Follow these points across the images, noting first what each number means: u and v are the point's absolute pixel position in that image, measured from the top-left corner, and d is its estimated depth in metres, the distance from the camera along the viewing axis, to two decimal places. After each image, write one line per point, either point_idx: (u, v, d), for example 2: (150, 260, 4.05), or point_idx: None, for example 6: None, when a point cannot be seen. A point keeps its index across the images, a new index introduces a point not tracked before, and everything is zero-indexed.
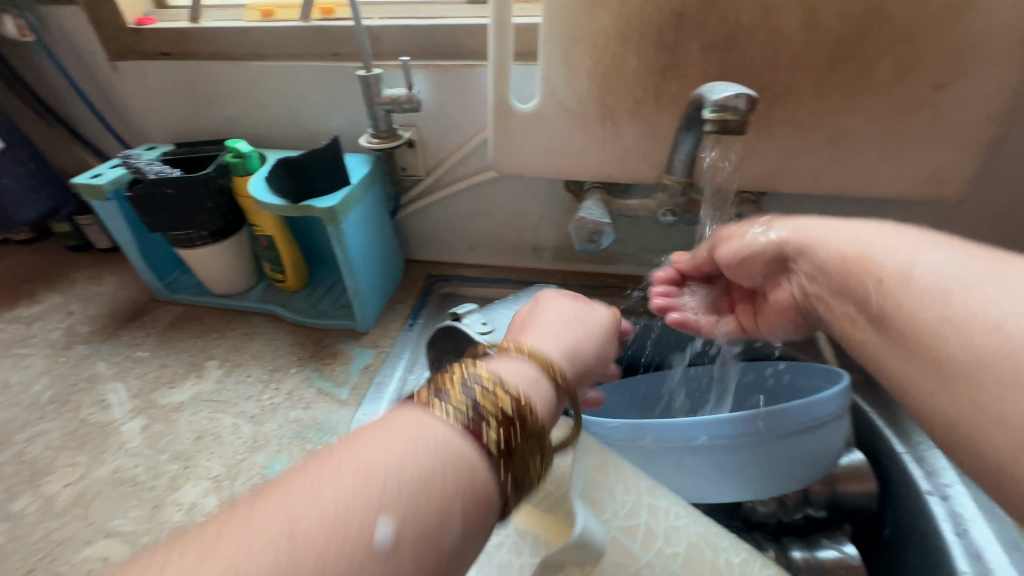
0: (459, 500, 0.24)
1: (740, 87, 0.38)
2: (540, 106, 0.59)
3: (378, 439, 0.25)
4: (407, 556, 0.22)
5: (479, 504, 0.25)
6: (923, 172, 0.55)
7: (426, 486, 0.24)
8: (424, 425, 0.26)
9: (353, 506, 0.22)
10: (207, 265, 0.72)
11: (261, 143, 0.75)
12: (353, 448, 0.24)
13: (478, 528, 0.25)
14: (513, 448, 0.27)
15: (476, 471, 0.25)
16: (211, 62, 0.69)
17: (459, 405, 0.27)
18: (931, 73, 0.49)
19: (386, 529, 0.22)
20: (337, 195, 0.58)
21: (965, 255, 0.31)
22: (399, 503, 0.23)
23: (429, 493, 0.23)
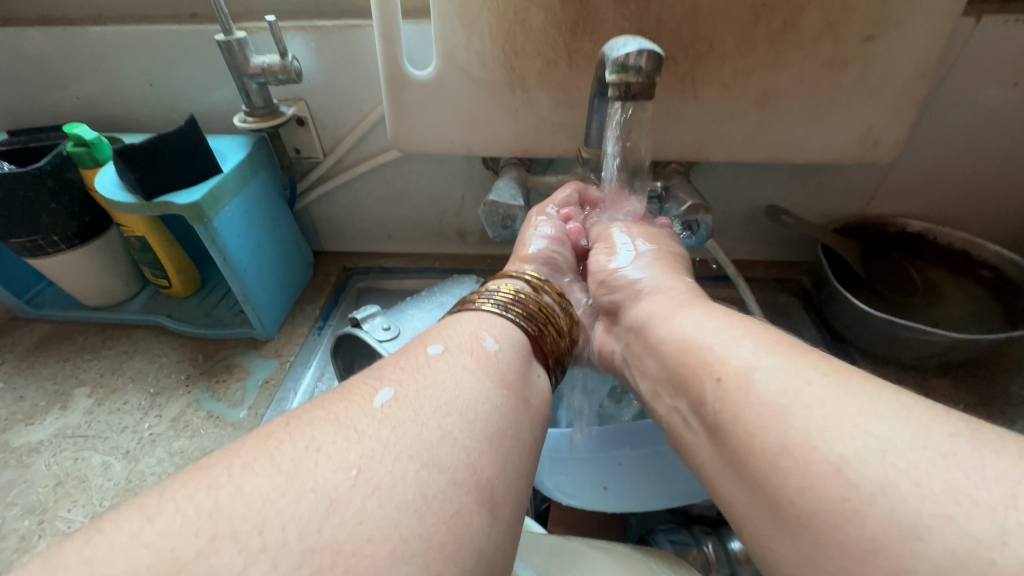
0: (485, 326, 0.35)
1: (642, 41, 0.32)
2: (438, 72, 0.51)
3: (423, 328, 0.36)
4: (460, 353, 0.32)
5: (502, 332, 0.35)
6: (856, 133, 0.51)
7: (460, 325, 0.35)
8: (458, 313, 0.38)
9: (406, 354, 0.32)
10: (69, 276, 0.61)
11: (123, 127, 0.63)
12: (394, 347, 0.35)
13: (512, 350, 0.34)
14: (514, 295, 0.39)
15: (494, 318, 0.36)
16: (38, 28, 0.56)
17: (496, 292, 0.39)
18: (861, 23, 0.44)
19: (436, 347, 0.32)
20: (202, 188, 0.49)
21: (792, 380, 0.27)
22: (442, 339, 0.33)
23: (462, 332, 0.34)
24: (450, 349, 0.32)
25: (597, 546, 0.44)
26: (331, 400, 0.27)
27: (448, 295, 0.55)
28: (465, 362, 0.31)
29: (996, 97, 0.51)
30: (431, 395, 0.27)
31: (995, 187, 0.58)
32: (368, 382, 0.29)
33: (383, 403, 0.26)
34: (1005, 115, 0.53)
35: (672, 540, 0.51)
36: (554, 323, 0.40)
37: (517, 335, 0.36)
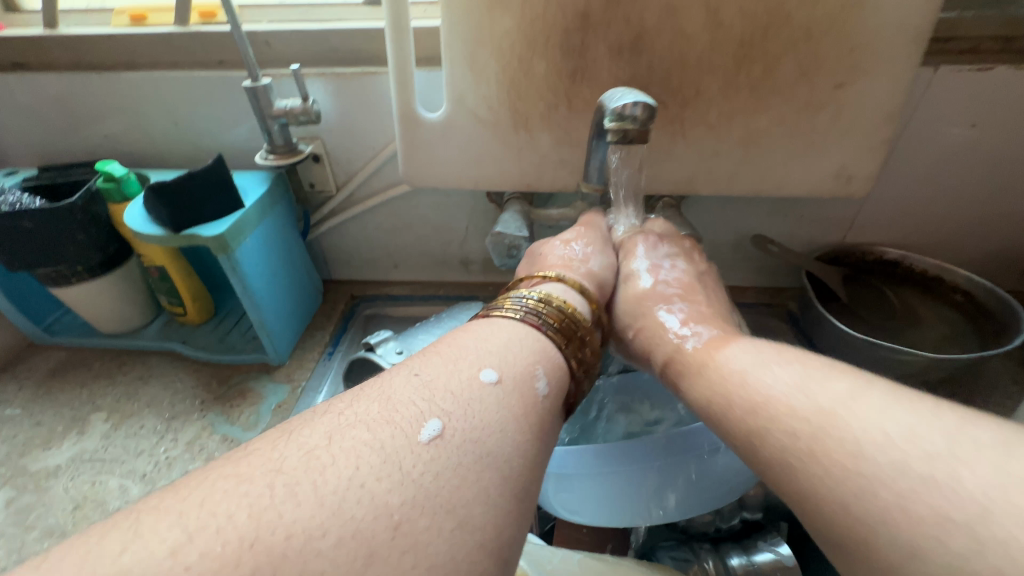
0: (541, 364, 0.34)
1: (637, 93, 0.36)
2: (448, 115, 0.55)
3: (476, 332, 0.36)
4: (510, 393, 0.31)
5: (555, 373, 0.34)
6: (831, 170, 0.55)
7: (523, 354, 0.34)
8: (512, 328, 0.36)
9: (459, 369, 0.31)
10: (88, 305, 0.63)
11: (147, 163, 0.67)
12: (446, 342, 0.34)
13: (554, 396, 0.34)
14: (559, 324, 0.38)
15: (546, 354, 0.35)
16: (73, 73, 0.60)
17: (541, 313, 0.38)
18: (831, 72, 0.49)
19: (492, 375, 0.31)
20: (226, 221, 0.53)
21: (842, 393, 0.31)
22: (499, 365, 0.32)
23: (520, 361, 0.33)
24: (504, 384, 0.31)
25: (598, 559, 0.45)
26: (376, 411, 0.28)
27: (459, 320, 0.59)
28: (511, 404, 0.30)
29: (958, 136, 0.56)
30: (476, 441, 0.27)
31: (963, 216, 0.63)
32: (418, 397, 0.29)
33: (430, 442, 0.26)
34: (967, 153, 0.57)
35: (672, 556, 0.53)
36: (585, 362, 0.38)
37: (560, 378, 0.35)
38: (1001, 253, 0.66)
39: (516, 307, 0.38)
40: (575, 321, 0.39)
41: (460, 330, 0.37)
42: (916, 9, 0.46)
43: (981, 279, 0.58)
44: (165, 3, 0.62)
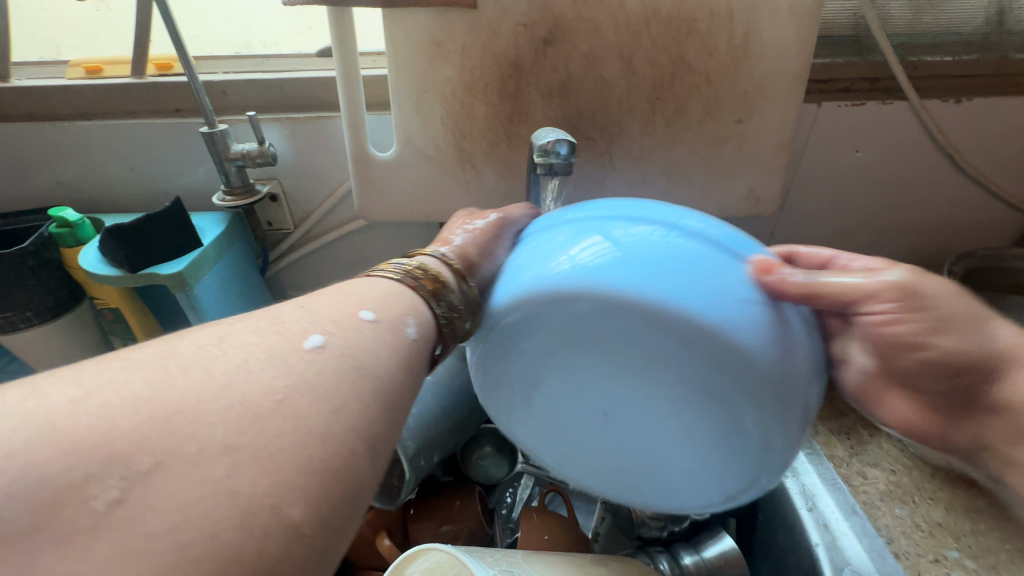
0: (413, 314, 0.34)
1: (561, 133, 0.41)
2: (399, 153, 0.59)
3: (353, 286, 0.35)
4: None
5: (425, 325, 0.34)
6: (742, 192, 0.63)
7: (396, 304, 0.34)
8: (388, 284, 0.35)
9: (341, 306, 0.32)
10: (35, 352, 0.62)
11: (101, 208, 0.68)
12: (338, 288, 0.34)
13: (428, 341, 0.34)
14: (432, 287, 0.36)
15: (420, 308, 0.35)
16: (27, 123, 0.62)
17: (401, 278, 0.36)
18: (731, 110, 0.57)
19: (369, 315, 0.31)
20: (184, 259, 0.54)
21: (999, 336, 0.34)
22: (377, 308, 0.32)
23: (399, 306, 0.33)
24: (381, 324, 0.31)
25: (526, 559, 0.42)
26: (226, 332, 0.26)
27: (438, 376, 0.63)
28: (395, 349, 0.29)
29: (846, 159, 0.65)
30: (355, 357, 0.28)
31: (862, 227, 0.72)
32: (332, 325, 0.29)
33: (313, 349, 0.27)
34: (858, 173, 0.66)
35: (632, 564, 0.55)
36: (458, 319, 0.36)
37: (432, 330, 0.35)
38: (899, 257, 0.75)
39: (385, 272, 0.37)
40: (435, 281, 0.36)
41: (350, 280, 0.36)
42: (794, 56, 0.54)
43: None
44: (121, 56, 0.65)
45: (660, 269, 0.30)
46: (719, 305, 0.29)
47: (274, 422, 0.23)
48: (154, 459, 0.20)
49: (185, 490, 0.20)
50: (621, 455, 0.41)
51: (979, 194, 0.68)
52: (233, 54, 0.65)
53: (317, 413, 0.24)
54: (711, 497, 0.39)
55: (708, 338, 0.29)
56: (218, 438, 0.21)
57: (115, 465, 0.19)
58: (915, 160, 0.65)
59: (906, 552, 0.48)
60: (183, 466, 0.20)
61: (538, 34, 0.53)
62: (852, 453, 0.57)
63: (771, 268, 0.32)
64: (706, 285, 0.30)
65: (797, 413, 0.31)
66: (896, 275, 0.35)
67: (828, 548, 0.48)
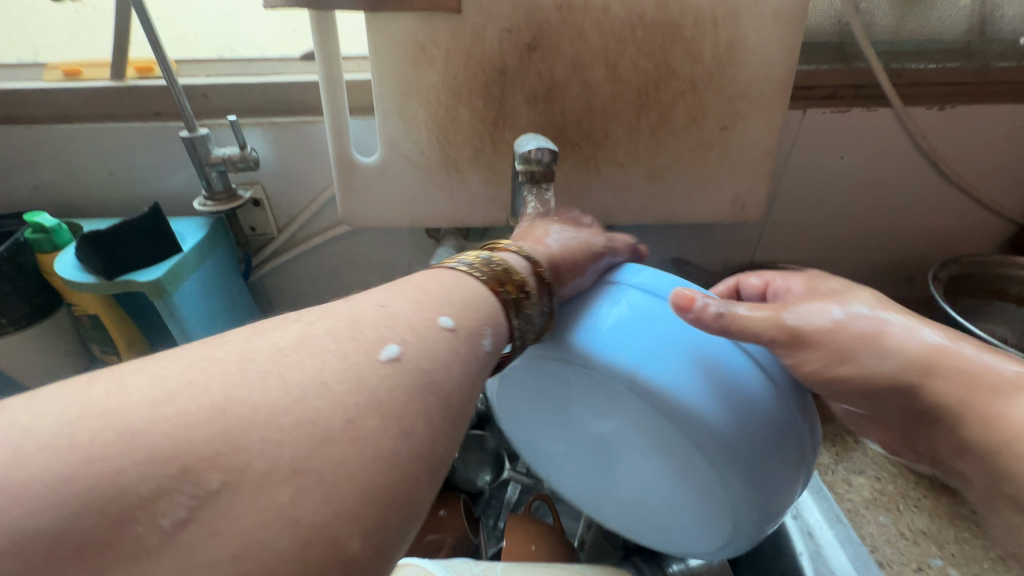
0: (491, 325, 0.32)
1: (543, 140, 0.41)
2: (383, 159, 0.59)
3: (436, 282, 0.33)
4: (456, 346, 0.29)
5: (500, 334, 0.33)
6: (728, 198, 0.62)
7: (479, 310, 0.32)
8: (465, 279, 0.34)
9: (420, 309, 0.30)
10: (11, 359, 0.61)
11: (80, 213, 0.67)
12: (410, 287, 0.32)
13: (497, 354, 0.33)
14: (516, 294, 0.35)
15: (500, 319, 0.33)
16: (3, 127, 0.60)
17: (482, 277, 0.35)
18: (717, 116, 0.57)
19: (448, 323, 0.30)
20: (162, 266, 0.53)
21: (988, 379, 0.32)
22: (455, 316, 0.31)
23: (476, 314, 0.32)
24: (458, 334, 0.30)
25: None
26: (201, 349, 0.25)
27: None
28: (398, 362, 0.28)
29: (832, 166, 0.65)
30: (426, 371, 0.27)
31: (847, 233, 0.72)
32: (380, 323, 0.28)
33: (389, 361, 0.26)
34: (842, 180, 0.67)
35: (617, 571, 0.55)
36: (528, 331, 0.35)
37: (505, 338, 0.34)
38: (884, 263, 0.75)
39: (466, 266, 0.35)
40: (516, 287, 0.35)
41: (428, 273, 0.35)
42: (779, 64, 0.54)
43: None
44: (101, 58, 0.64)
45: (645, 337, 0.35)
46: (680, 375, 0.34)
47: (341, 444, 0.22)
48: (180, 511, 0.19)
49: (249, 515, 0.20)
50: (632, 498, 0.44)
51: (963, 200, 0.69)
52: (215, 57, 0.64)
53: (383, 434, 0.23)
54: (711, 545, 0.41)
55: (653, 398, 0.34)
56: (284, 459, 0.21)
57: (185, 481, 0.19)
58: (900, 166, 0.65)
59: (890, 561, 0.47)
60: (250, 489, 0.20)
61: (523, 39, 0.53)
62: (837, 460, 0.56)
63: (692, 303, 0.34)
64: (689, 353, 0.34)
65: (772, 468, 0.34)
66: (861, 307, 0.36)
67: (812, 557, 0.47)
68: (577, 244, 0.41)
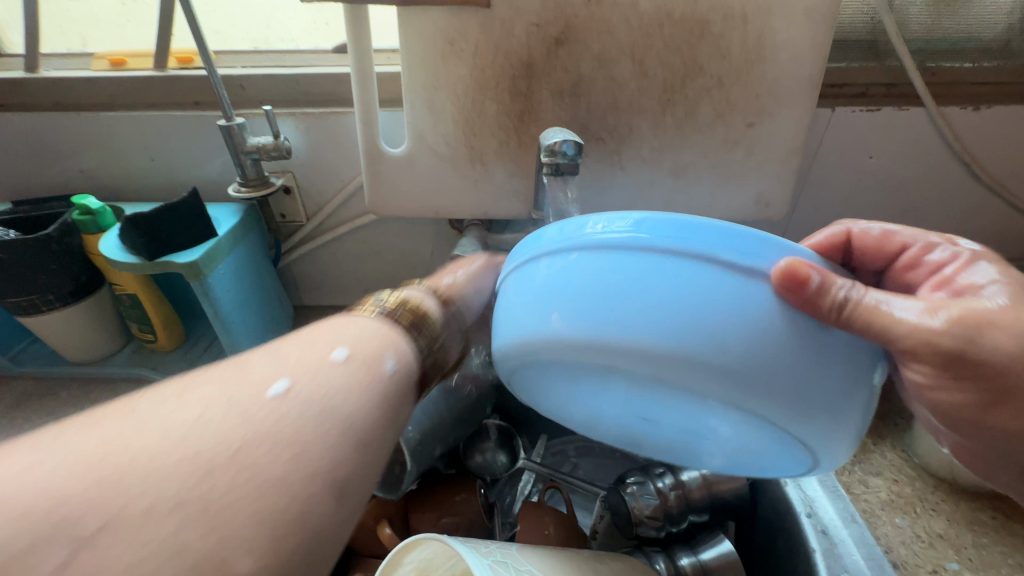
0: (392, 350, 0.35)
1: (568, 132, 0.42)
2: (410, 150, 0.60)
3: (329, 326, 0.36)
4: (355, 371, 0.32)
5: (405, 357, 0.36)
6: (752, 195, 0.62)
7: (368, 336, 0.35)
8: (366, 318, 0.37)
9: (316, 348, 0.33)
10: (57, 333, 0.65)
11: (121, 196, 0.70)
12: (312, 332, 0.35)
13: (407, 375, 0.35)
14: (415, 321, 0.38)
15: (401, 341, 0.36)
16: (53, 113, 0.64)
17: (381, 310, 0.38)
18: (743, 114, 0.57)
19: (342, 354, 0.33)
20: (199, 249, 0.56)
21: None
22: (349, 344, 0.34)
23: (370, 344, 0.34)
24: (353, 360, 0.33)
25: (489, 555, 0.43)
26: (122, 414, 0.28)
27: None
28: (309, 397, 0.29)
29: (860, 166, 0.65)
30: (322, 401, 0.29)
31: None
32: (273, 367, 0.31)
33: (276, 397, 0.28)
34: (871, 180, 0.66)
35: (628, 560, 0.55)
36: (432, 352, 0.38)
37: (415, 359, 0.36)
38: None
39: (364, 307, 0.39)
40: (411, 316, 0.38)
41: (317, 325, 0.37)
42: (808, 60, 0.54)
43: None
44: (145, 48, 0.67)
45: (670, 302, 0.25)
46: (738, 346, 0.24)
47: (225, 476, 0.24)
48: (99, 523, 0.22)
49: (130, 552, 0.21)
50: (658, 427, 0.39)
51: (997, 204, 0.67)
52: (252, 49, 0.67)
53: (270, 462, 0.26)
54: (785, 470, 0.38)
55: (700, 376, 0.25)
56: (168, 495, 0.23)
57: (61, 532, 0.21)
58: (930, 167, 0.64)
59: (906, 562, 0.47)
60: (130, 526, 0.22)
61: (550, 34, 0.53)
62: (856, 461, 0.56)
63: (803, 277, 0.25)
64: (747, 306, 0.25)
65: (851, 430, 0.27)
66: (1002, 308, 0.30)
67: (825, 555, 0.47)
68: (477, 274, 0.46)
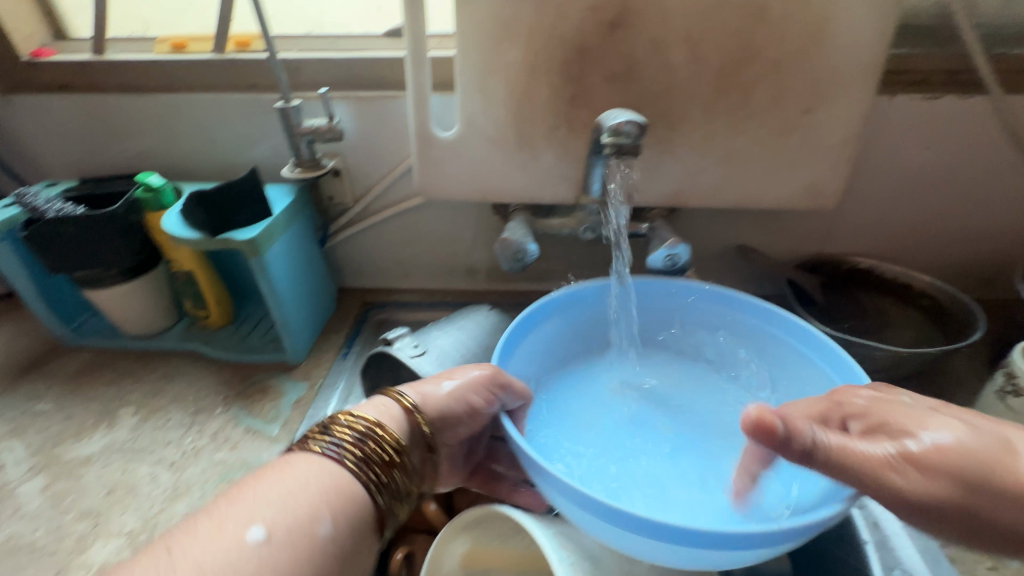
0: (326, 506, 0.34)
1: (631, 113, 0.42)
2: (461, 134, 0.61)
3: (265, 479, 0.35)
4: (277, 549, 0.31)
5: (347, 509, 0.35)
6: (804, 185, 0.62)
7: (301, 497, 0.34)
8: (317, 461, 0.37)
9: (243, 515, 0.33)
10: (117, 307, 0.67)
11: (177, 176, 0.72)
12: (252, 490, 0.34)
13: (345, 531, 0.35)
14: (367, 459, 0.38)
15: (352, 489, 0.37)
16: (117, 95, 0.66)
17: (336, 445, 0.38)
18: (799, 100, 0.56)
19: (259, 533, 0.32)
20: (258, 227, 0.58)
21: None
22: (270, 518, 0.33)
23: (302, 505, 0.34)
24: (272, 542, 0.31)
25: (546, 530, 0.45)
26: None
27: (468, 320, 0.62)
28: None
29: (916, 156, 0.63)
30: None
31: (925, 228, 0.69)
32: (198, 555, 0.30)
33: None
34: (926, 171, 0.64)
35: None
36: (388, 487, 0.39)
37: (363, 504, 0.36)
38: (965, 261, 0.72)
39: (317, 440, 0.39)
40: (362, 454, 0.38)
41: (264, 469, 0.37)
42: (869, 45, 0.53)
43: (952, 290, 0.63)
44: (203, 32, 0.69)
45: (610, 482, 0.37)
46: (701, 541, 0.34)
47: None
48: None
49: None
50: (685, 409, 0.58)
51: None
52: (305, 34, 0.68)
53: None
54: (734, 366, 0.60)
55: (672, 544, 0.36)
56: None
57: None
58: (990, 158, 0.62)
59: (962, 557, 0.47)
60: None
61: (605, 17, 0.53)
62: None
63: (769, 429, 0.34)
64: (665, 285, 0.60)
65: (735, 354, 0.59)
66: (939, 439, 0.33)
67: (878, 547, 0.47)
68: (452, 403, 0.45)
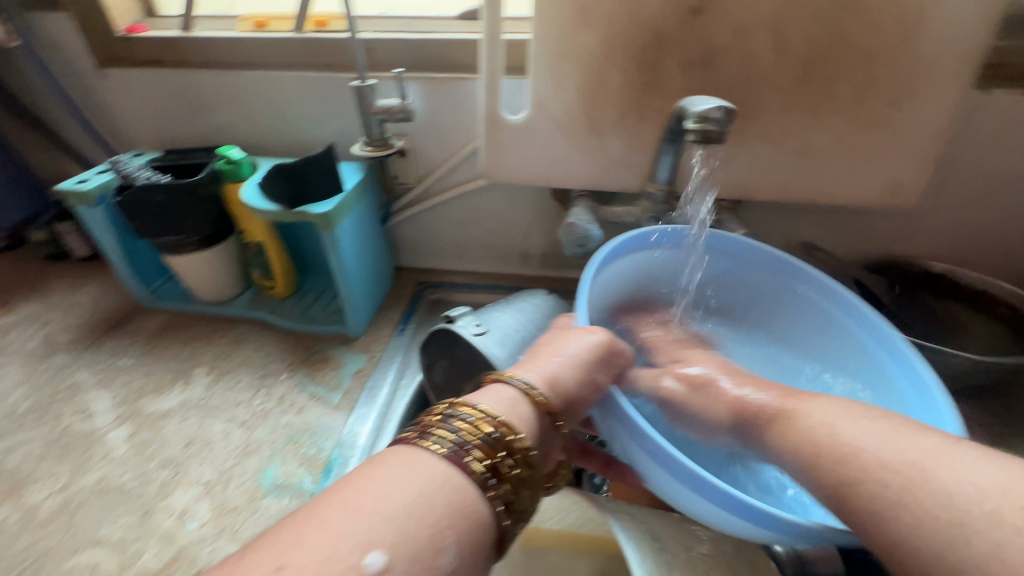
0: (461, 523, 0.26)
1: (718, 99, 0.41)
2: (530, 117, 0.61)
3: (380, 480, 0.27)
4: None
5: (483, 528, 0.27)
6: (883, 183, 0.59)
7: (434, 494, 0.27)
8: (443, 465, 0.28)
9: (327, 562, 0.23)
10: (193, 273, 0.71)
11: (251, 151, 0.75)
12: (350, 500, 0.26)
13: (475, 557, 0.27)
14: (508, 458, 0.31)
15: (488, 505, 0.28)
16: (201, 70, 0.69)
17: (472, 444, 0.30)
18: (887, 93, 0.54)
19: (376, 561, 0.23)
20: (331, 201, 0.60)
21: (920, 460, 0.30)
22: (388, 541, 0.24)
23: (427, 526, 0.25)
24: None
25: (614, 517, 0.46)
26: None
27: (524, 303, 0.63)
28: None
29: (1009, 156, 0.60)
30: None
31: (1010, 234, 0.66)
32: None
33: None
34: (1018, 173, 0.61)
35: None
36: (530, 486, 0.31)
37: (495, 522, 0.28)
38: None
39: (443, 434, 0.30)
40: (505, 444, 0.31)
41: (371, 464, 0.28)
42: (972, 36, 0.50)
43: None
44: (282, 12, 0.71)
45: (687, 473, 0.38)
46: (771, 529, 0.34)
47: None
48: None
49: None
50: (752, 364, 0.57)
51: None
52: (380, 15, 0.69)
53: None
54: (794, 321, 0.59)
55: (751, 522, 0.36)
56: None
57: None
58: None
59: None
60: None
61: (688, 2, 0.52)
62: None
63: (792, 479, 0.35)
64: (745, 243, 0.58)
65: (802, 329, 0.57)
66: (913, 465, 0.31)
67: None
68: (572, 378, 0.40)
